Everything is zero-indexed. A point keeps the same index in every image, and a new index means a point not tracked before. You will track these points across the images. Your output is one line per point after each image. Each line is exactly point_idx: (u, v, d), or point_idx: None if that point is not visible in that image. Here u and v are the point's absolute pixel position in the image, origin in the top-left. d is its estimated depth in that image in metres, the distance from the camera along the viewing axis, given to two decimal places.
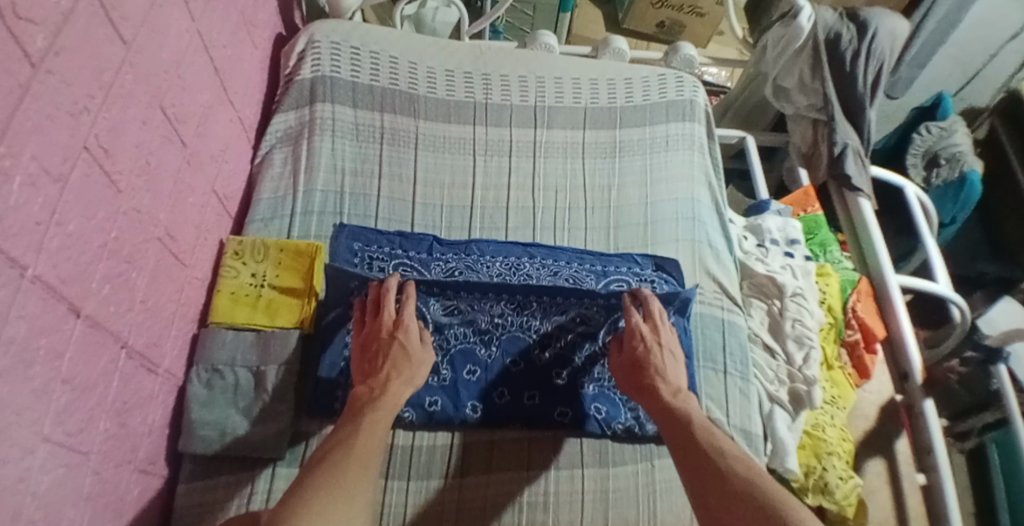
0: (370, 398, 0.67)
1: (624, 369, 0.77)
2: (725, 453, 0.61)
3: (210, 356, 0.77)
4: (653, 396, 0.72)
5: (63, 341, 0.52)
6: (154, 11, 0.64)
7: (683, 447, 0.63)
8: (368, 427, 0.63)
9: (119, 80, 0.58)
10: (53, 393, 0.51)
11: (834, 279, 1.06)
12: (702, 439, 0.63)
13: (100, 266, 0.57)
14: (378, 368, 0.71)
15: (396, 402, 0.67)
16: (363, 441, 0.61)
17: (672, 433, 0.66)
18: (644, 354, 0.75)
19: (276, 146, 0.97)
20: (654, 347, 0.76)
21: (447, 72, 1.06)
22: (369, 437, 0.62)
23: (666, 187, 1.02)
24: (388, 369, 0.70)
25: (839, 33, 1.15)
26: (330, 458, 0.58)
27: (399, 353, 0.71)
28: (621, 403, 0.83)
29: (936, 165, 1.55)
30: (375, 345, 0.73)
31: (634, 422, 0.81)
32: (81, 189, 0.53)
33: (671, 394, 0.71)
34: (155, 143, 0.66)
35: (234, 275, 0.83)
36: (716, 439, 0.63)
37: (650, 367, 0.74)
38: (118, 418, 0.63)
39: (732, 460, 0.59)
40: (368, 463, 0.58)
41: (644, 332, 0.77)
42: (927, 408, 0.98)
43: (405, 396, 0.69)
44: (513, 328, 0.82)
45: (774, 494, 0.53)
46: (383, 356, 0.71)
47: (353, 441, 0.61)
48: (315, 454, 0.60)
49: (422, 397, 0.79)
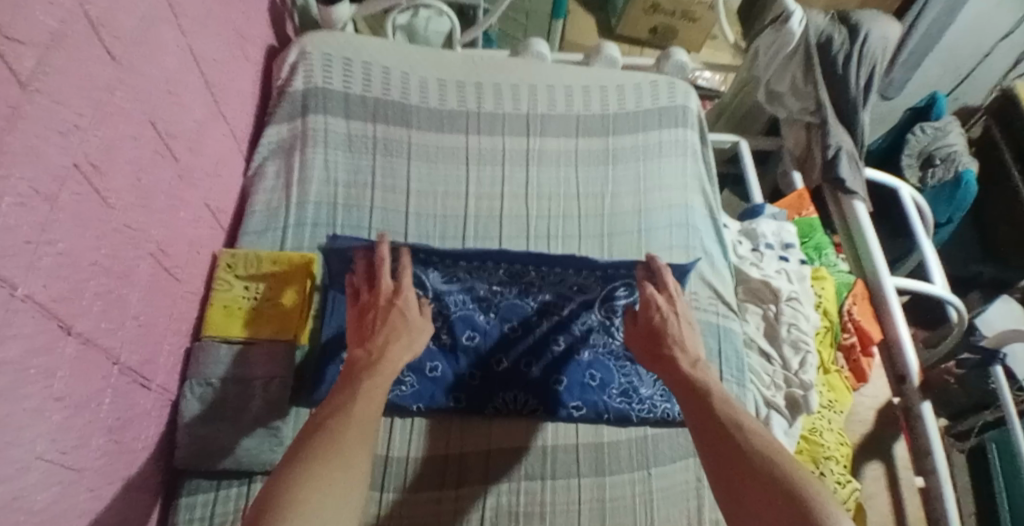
0: (367, 363, 0.65)
1: (641, 338, 0.76)
2: (744, 428, 0.58)
3: (204, 371, 0.76)
4: (671, 365, 0.70)
5: (55, 361, 0.52)
6: (144, 28, 0.64)
7: (700, 417, 0.61)
8: (365, 393, 0.60)
9: (109, 98, 0.58)
10: (47, 412, 0.51)
11: (829, 283, 1.06)
12: (720, 410, 0.61)
13: (92, 284, 0.57)
14: (376, 331, 0.69)
15: (394, 366, 0.65)
16: (362, 408, 0.58)
17: (690, 401, 0.64)
18: (661, 324, 0.75)
19: (268, 158, 0.97)
20: (671, 318, 0.75)
21: (439, 81, 1.07)
22: (368, 402, 0.59)
23: (661, 195, 1.03)
24: (387, 333, 0.69)
25: (830, 36, 1.17)
26: (326, 425, 0.55)
27: (396, 318, 0.71)
28: (615, 368, 0.86)
29: (931, 165, 1.55)
30: (372, 313, 0.72)
31: (628, 385, 0.85)
32: (72, 209, 0.53)
33: (690, 364, 0.69)
34: (147, 159, 0.66)
35: (227, 288, 0.83)
36: (735, 412, 0.60)
37: (668, 338, 0.73)
38: (113, 435, 0.62)
39: (751, 436, 0.56)
40: (366, 432, 0.56)
41: (661, 303, 0.77)
42: (926, 412, 0.96)
43: (403, 361, 0.67)
44: (513, 297, 0.88)
45: (796, 470, 0.51)
46: (383, 320, 0.70)
47: (350, 406, 0.58)
48: (313, 418, 0.57)
49: (423, 362, 0.82)
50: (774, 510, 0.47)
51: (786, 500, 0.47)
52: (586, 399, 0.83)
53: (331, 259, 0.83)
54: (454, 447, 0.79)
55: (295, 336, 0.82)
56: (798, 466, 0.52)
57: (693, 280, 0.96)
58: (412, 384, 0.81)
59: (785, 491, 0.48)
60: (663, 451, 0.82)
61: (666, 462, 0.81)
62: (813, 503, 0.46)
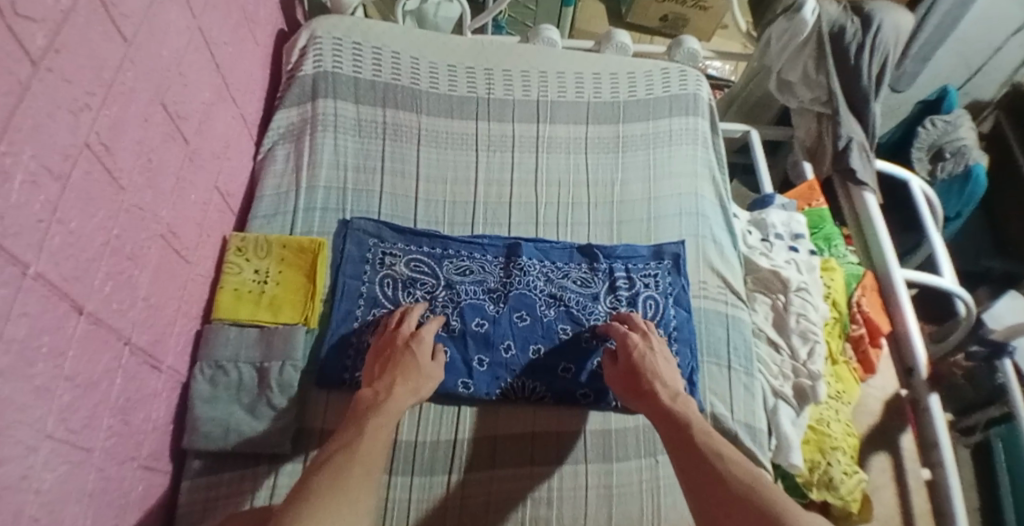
0: (373, 401, 0.69)
1: (622, 378, 0.77)
2: (725, 458, 0.62)
3: (214, 353, 0.77)
4: (653, 399, 0.73)
5: (64, 340, 0.52)
6: (154, 9, 0.64)
7: (681, 449, 0.65)
8: (372, 430, 0.64)
9: (120, 77, 0.58)
10: (56, 391, 0.51)
11: (838, 274, 1.05)
12: (701, 442, 0.65)
13: (102, 264, 0.57)
14: (386, 372, 0.74)
15: (398, 407, 0.69)
16: (366, 445, 0.62)
17: (671, 435, 0.67)
18: (638, 359, 0.77)
19: (278, 142, 0.97)
20: (648, 353, 0.78)
21: (450, 67, 1.06)
22: (374, 438, 0.63)
23: (670, 183, 1.02)
24: (395, 375, 0.73)
25: (844, 26, 1.15)
26: (331, 461, 0.59)
27: (409, 361, 0.75)
28: None
29: (942, 159, 1.53)
30: (386, 353, 0.76)
31: None
32: (82, 187, 0.52)
33: (670, 398, 0.73)
34: (157, 140, 0.66)
35: (237, 271, 0.82)
36: (716, 443, 0.65)
37: (647, 372, 0.75)
38: (122, 416, 0.63)
39: (733, 467, 0.61)
40: (372, 467, 0.60)
41: (637, 340, 0.79)
42: (933, 404, 0.97)
43: (407, 405, 0.71)
44: (522, 286, 0.89)
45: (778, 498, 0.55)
46: (394, 362, 0.75)
47: (359, 441, 0.62)
48: (318, 456, 0.61)
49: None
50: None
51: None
52: (595, 384, 0.83)
53: (349, 243, 0.89)
54: (463, 432, 0.79)
55: (305, 321, 0.81)
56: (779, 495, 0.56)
57: (702, 269, 0.95)
58: None
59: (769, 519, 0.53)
60: None
61: None
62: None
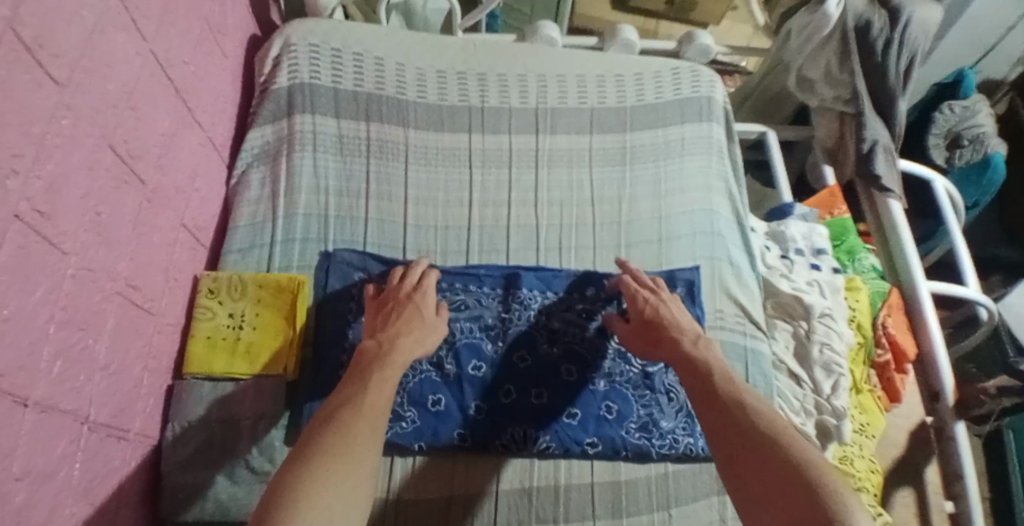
0: (377, 353, 0.64)
1: (635, 332, 0.75)
2: (747, 404, 0.56)
3: (186, 412, 0.70)
4: (673, 346, 0.68)
5: (11, 439, 0.44)
6: (93, 39, 0.55)
7: (702, 397, 0.60)
8: (377, 383, 0.59)
9: (55, 128, 0.49)
10: (14, 501, 0.45)
11: (863, 294, 0.98)
12: (722, 389, 0.59)
13: (48, 342, 0.49)
14: (390, 324, 0.69)
15: (406, 359, 0.65)
16: (371, 396, 0.57)
17: (692, 382, 0.62)
18: (654, 313, 0.74)
19: (252, 164, 0.89)
20: (661, 306, 0.75)
21: (438, 72, 0.96)
22: (380, 390, 0.58)
23: (682, 198, 0.94)
24: (399, 327, 0.69)
25: (870, 20, 1.02)
26: (337, 416, 0.54)
27: (412, 312, 0.71)
28: (633, 398, 0.79)
29: (959, 145, 1.40)
30: (390, 305, 0.73)
31: (648, 419, 0.78)
32: (16, 263, 0.44)
33: (692, 343, 0.68)
34: (107, 188, 0.58)
35: (210, 316, 0.75)
36: (738, 389, 0.59)
37: (664, 322, 0.72)
38: (88, 499, 0.56)
39: (754, 412, 0.55)
40: (376, 423, 0.54)
41: (646, 296, 0.77)
42: (959, 432, 0.91)
43: (414, 355, 0.67)
44: (520, 322, 0.82)
45: (804, 450, 0.49)
46: (399, 312, 0.71)
47: (362, 396, 0.56)
48: (321, 409, 0.56)
49: (425, 394, 0.76)
50: (785, 504, 0.45)
51: (793, 478, 0.46)
52: (602, 434, 0.76)
53: (331, 278, 0.81)
54: (458, 487, 0.73)
55: (285, 372, 0.74)
56: (805, 443, 0.50)
57: (718, 297, 0.88)
58: (413, 421, 0.74)
59: (793, 468, 0.47)
60: (685, 490, 0.76)
61: (687, 501, 0.75)
62: (819, 482, 0.45)
